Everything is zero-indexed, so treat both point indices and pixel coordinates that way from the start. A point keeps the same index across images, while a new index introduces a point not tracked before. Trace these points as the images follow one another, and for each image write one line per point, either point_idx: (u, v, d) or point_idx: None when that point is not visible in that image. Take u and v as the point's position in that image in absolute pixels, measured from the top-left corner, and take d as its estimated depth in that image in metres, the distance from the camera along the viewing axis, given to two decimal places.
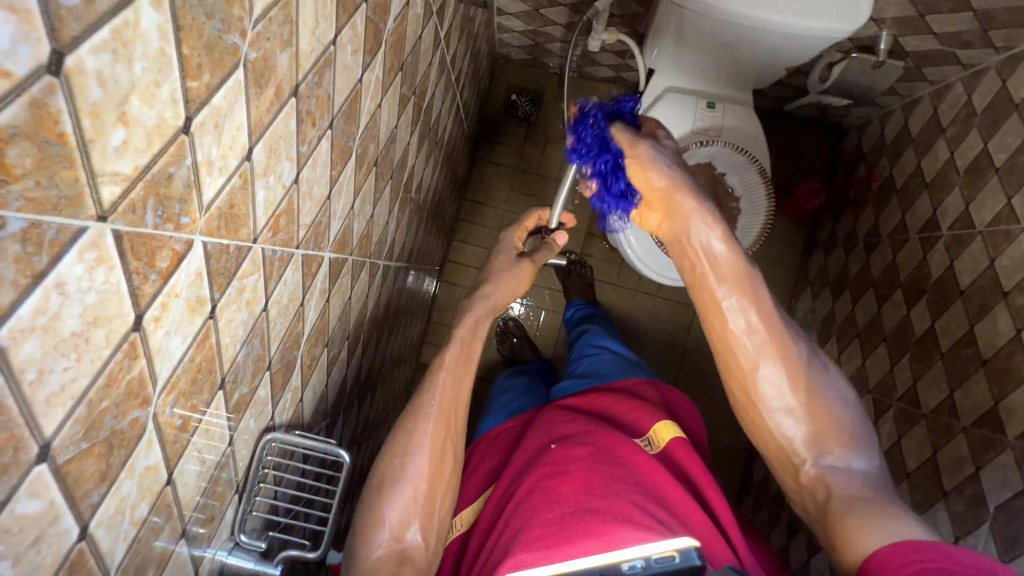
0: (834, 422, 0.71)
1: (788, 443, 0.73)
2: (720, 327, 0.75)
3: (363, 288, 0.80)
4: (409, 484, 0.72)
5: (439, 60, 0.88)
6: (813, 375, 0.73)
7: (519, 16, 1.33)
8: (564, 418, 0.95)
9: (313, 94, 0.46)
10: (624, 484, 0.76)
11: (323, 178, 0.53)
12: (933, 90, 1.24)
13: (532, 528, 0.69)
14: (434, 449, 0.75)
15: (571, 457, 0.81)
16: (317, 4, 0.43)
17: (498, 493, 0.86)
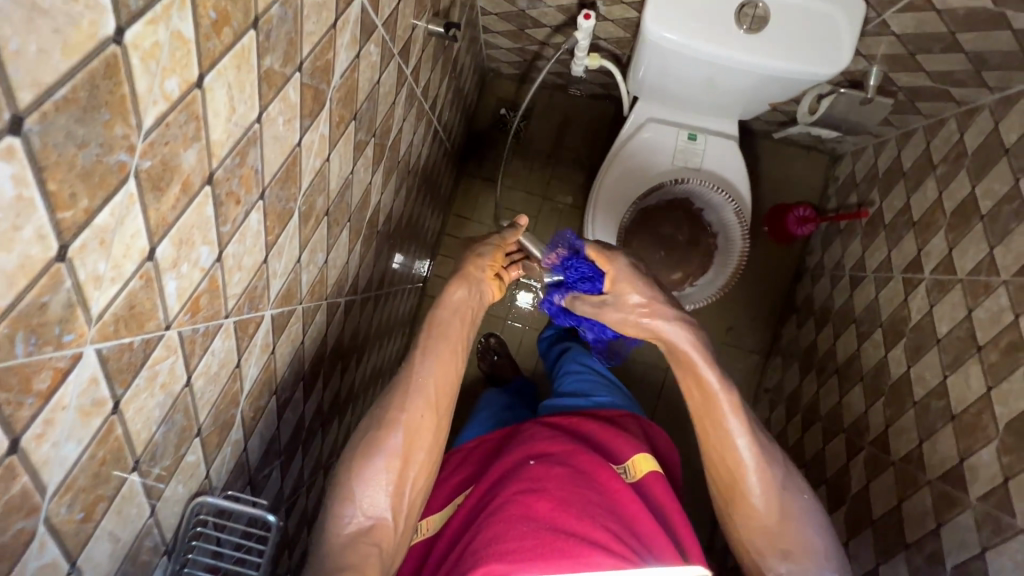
0: (807, 542, 0.76)
1: (761, 556, 0.78)
2: (712, 445, 0.80)
3: (320, 330, 0.80)
4: (385, 464, 0.72)
5: (407, 96, 0.87)
6: (787, 495, 0.78)
7: (505, 34, 1.30)
8: (546, 433, 0.94)
9: (234, 176, 0.45)
10: (599, 509, 0.76)
11: (255, 248, 0.53)
12: (927, 124, 1.21)
13: (506, 540, 0.70)
14: (409, 434, 0.74)
15: (548, 476, 0.81)
16: (233, 91, 0.42)
17: (473, 498, 0.86)
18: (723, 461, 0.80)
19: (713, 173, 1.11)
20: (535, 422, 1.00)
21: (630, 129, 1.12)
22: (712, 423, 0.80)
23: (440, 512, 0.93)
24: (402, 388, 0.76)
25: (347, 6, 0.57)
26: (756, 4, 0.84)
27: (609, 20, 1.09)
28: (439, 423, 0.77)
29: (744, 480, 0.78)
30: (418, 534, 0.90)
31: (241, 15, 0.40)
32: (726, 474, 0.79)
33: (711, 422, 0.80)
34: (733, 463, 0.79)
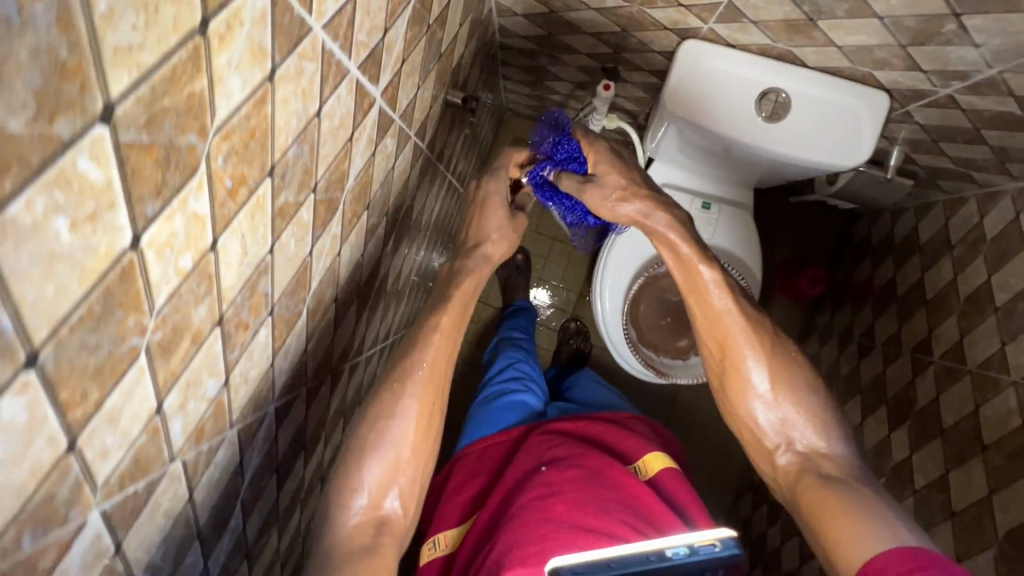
0: (807, 405, 0.73)
1: (759, 430, 0.74)
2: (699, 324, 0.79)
3: (322, 400, 0.81)
4: (392, 435, 0.66)
5: (421, 166, 0.88)
6: (783, 359, 0.75)
7: (525, 82, 1.30)
8: (552, 440, 0.93)
9: (243, 308, 0.46)
10: (617, 508, 0.75)
11: (262, 358, 0.54)
12: (947, 199, 1.19)
13: (528, 544, 0.69)
14: (423, 420, 0.68)
15: (561, 479, 0.80)
16: (247, 236, 0.43)
17: (488, 512, 0.83)
18: (711, 334, 0.78)
19: (724, 248, 1.09)
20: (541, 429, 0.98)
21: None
22: (698, 297, 0.78)
23: (456, 526, 0.89)
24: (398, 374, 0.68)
25: (364, 118, 0.57)
26: (778, 92, 0.85)
27: (630, 82, 1.08)
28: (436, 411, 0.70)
29: (736, 348, 0.75)
30: (432, 551, 0.88)
31: (258, 173, 0.40)
32: (715, 344, 0.78)
33: (697, 296, 0.79)
34: (722, 331, 0.77)
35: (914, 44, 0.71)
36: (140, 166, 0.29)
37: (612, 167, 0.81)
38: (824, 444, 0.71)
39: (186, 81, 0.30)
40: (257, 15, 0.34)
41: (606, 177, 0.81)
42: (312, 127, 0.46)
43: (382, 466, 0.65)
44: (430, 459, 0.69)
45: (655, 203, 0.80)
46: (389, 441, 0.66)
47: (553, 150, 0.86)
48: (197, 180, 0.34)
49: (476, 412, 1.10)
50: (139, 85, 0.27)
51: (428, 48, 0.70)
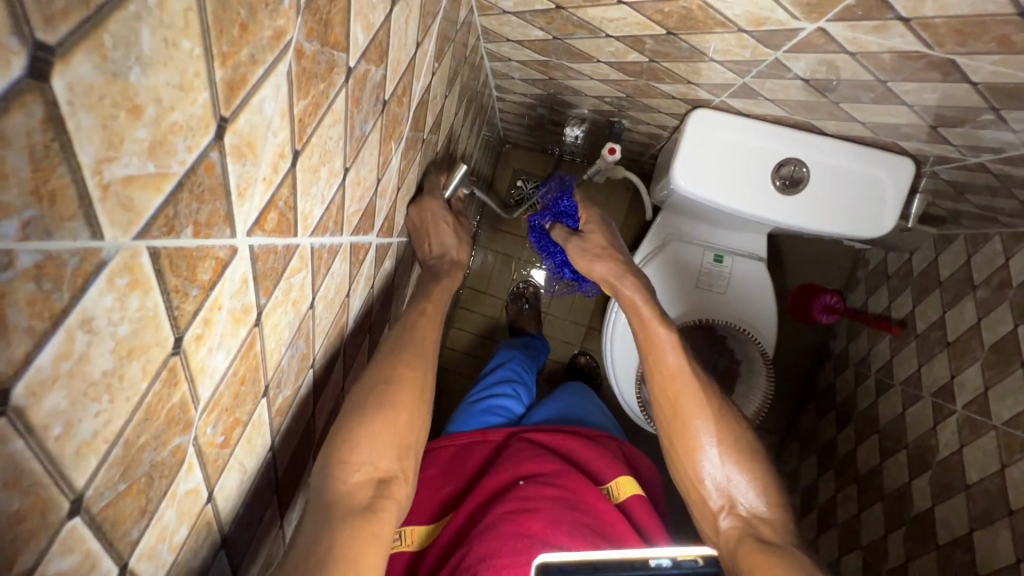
0: (758, 467, 0.59)
1: (703, 488, 0.60)
2: (646, 367, 0.66)
3: None
4: (374, 399, 0.56)
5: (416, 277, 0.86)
6: (731, 413, 0.62)
7: (525, 123, 1.26)
8: (528, 451, 0.80)
9: (245, 516, 0.44)
10: (593, 535, 0.64)
11: (269, 532, 0.52)
12: (968, 233, 1.15)
13: (502, 554, 0.59)
14: (411, 388, 0.58)
15: (538, 495, 0.69)
16: (244, 458, 0.40)
17: (457, 520, 0.72)
18: (659, 384, 0.64)
19: (738, 301, 1.05)
20: (518, 438, 0.85)
21: (651, 240, 1.07)
22: (651, 354, 0.66)
23: (427, 523, 0.77)
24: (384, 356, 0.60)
25: (360, 265, 0.54)
26: (797, 164, 0.80)
27: (636, 133, 1.03)
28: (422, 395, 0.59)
29: (684, 405, 0.62)
30: (397, 544, 0.74)
31: (250, 407, 0.37)
32: (662, 400, 0.64)
33: (650, 353, 0.66)
34: (671, 386, 0.63)
35: (945, 125, 0.66)
36: (122, 509, 0.26)
37: (599, 227, 0.78)
38: (770, 509, 0.57)
39: (163, 404, 0.27)
40: (237, 286, 0.30)
41: (590, 236, 0.77)
42: (306, 320, 0.43)
43: (377, 431, 0.54)
44: (423, 427, 0.59)
45: (625, 266, 0.73)
46: (387, 406, 0.56)
47: (555, 204, 0.89)
48: (185, 466, 0.31)
49: (453, 413, 1.03)
50: (114, 449, 0.24)
51: (424, 156, 0.66)
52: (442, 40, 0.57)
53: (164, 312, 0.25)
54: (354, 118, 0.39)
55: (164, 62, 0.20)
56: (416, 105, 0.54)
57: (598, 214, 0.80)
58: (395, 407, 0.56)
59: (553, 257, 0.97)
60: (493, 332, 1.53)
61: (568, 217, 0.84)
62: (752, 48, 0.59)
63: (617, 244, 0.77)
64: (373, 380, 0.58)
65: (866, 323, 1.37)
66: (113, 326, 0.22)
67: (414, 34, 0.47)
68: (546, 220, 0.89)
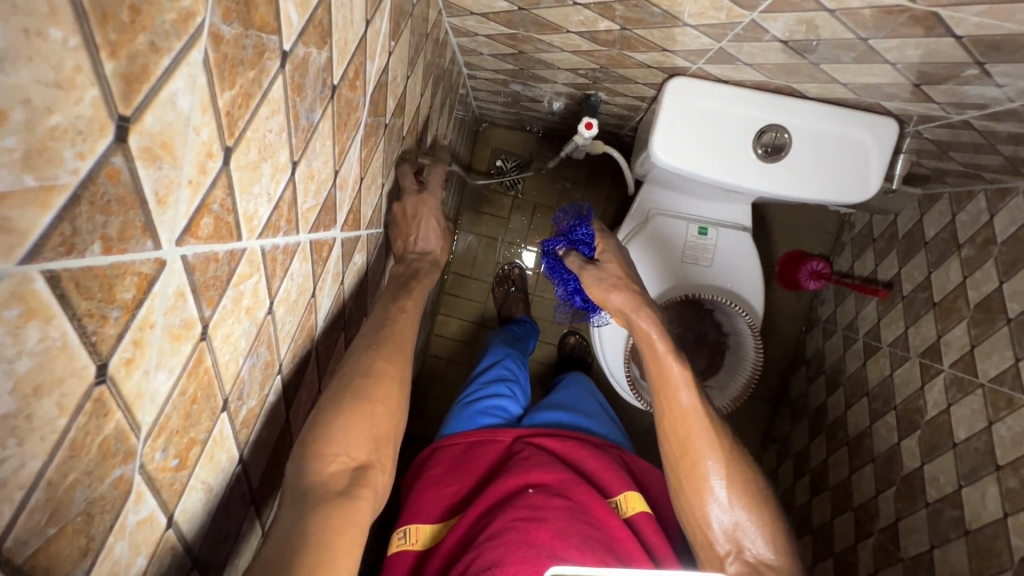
0: (763, 515, 0.66)
1: (712, 531, 0.66)
2: (661, 407, 0.71)
3: None
4: (358, 405, 0.53)
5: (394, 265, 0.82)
6: (740, 461, 0.69)
7: (500, 101, 1.21)
8: (539, 457, 0.80)
9: (217, 528, 0.42)
10: (600, 549, 0.65)
11: (247, 544, 0.50)
12: (953, 192, 1.14)
13: (507, 564, 0.60)
14: (388, 376, 0.57)
15: (548, 504, 0.69)
16: (205, 478, 0.38)
17: (463, 524, 0.71)
18: (674, 427, 0.70)
19: (724, 274, 1.03)
20: (524, 441, 0.85)
21: (637, 214, 1.05)
22: (665, 394, 0.71)
23: (432, 523, 0.76)
24: (374, 341, 0.59)
25: (325, 263, 0.51)
26: (779, 130, 0.77)
27: (613, 106, 1.00)
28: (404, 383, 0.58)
29: (699, 450, 0.68)
30: (401, 543, 0.75)
31: (207, 424, 0.35)
32: (677, 444, 0.69)
33: (663, 393, 0.71)
34: (686, 430, 0.69)
35: (930, 83, 0.64)
36: (56, 553, 0.24)
37: (616, 257, 0.79)
38: (771, 554, 0.65)
39: (92, 437, 0.25)
40: (171, 301, 0.28)
41: (607, 263, 0.78)
42: (265, 326, 0.41)
43: (352, 424, 0.52)
44: (401, 418, 0.57)
45: (641, 297, 0.74)
46: (365, 399, 0.54)
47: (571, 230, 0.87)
48: (135, 494, 0.29)
49: (449, 413, 1.01)
50: (34, 494, 0.22)
51: (389, 144, 0.63)
52: (397, 17, 0.53)
53: (77, 339, 0.22)
54: (296, 108, 0.36)
55: (28, 55, 0.17)
56: (372, 89, 0.51)
57: (615, 244, 0.81)
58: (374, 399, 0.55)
59: (565, 284, 0.94)
60: (482, 317, 1.51)
61: (586, 246, 0.83)
62: (727, 9, 0.56)
63: (635, 276, 0.78)
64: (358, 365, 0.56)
65: (851, 288, 1.37)
66: (7, 362, 0.19)
67: (362, 11, 0.43)
68: (560, 246, 0.87)
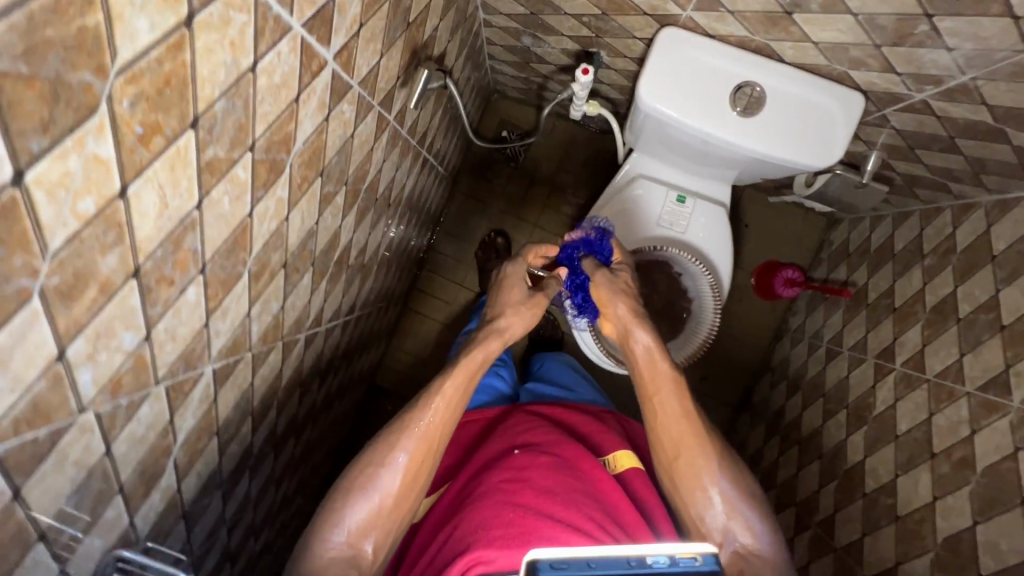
0: (753, 512, 0.82)
1: (707, 524, 0.83)
2: (653, 410, 0.88)
3: (271, 373, 0.81)
4: (373, 502, 0.74)
5: (384, 156, 0.87)
6: (725, 462, 0.85)
7: (510, 63, 1.28)
8: (528, 425, 0.94)
9: (166, 262, 0.45)
10: (585, 499, 0.76)
11: (192, 318, 0.53)
12: (923, 209, 1.20)
13: (495, 528, 0.70)
14: (409, 469, 0.77)
15: (533, 464, 0.82)
16: (164, 189, 0.42)
17: (455, 488, 0.86)
18: (667, 428, 0.87)
19: (696, 242, 1.09)
20: (517, 412, 1.00)
21: (616, 197, 1.10)
22: (658, 399, 0.88)
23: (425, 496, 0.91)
24: None
25: (313, 79, 0.56)
26: (752, 86, 0.83)
27: (613, 69, 1.07)
28: (418, 471, 0.77)
29: (688, 450, 0.85)
30: None
31: (176, 123, 0.39)
32: (670, 445, 0.86)
33: (656, 396, 0.89)
34: (676, 434, 0.86)
35: (889, 45, 0.71)
36: (20, 99, 0.28)
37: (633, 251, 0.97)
38: (757, 545, 0.81)
39: (74, 13, 0.29)
40: None
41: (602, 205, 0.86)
42: (245, 82, 0.45)
43: None
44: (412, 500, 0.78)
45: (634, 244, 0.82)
46: (372, 525, 0.74)
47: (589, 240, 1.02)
48: (97, 121, 0.33)
49: None
50: (15, 12, 0.26)
51: (394, 15, 0.68)
52: None
53: None
54: None
55: None
56: None
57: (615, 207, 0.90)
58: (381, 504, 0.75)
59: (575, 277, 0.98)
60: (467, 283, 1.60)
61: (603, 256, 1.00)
62: None
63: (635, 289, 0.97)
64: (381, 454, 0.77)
65: (822, 291, 1.41)
66: None
67: None
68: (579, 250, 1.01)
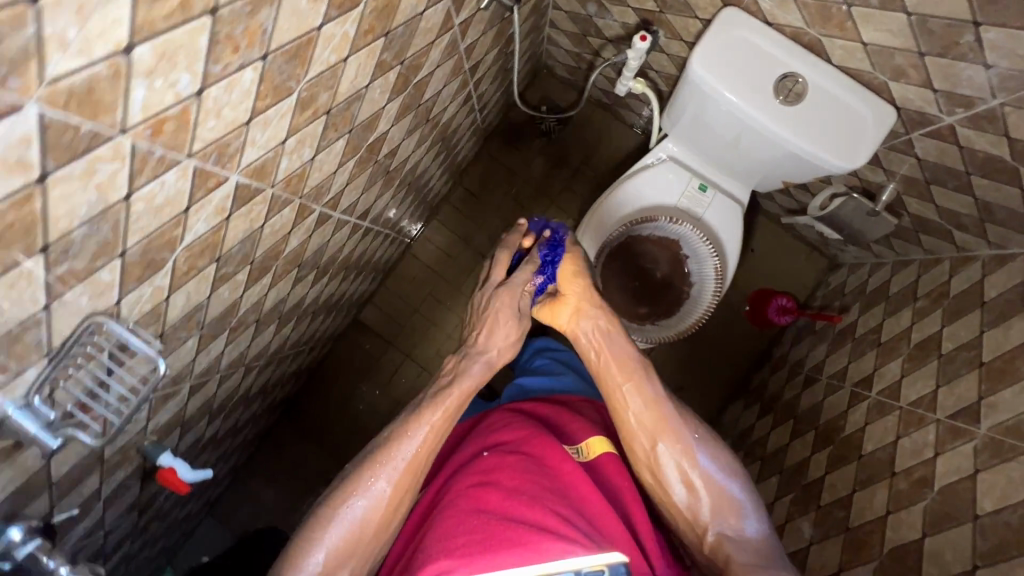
0: (731, 495, 0.83)
1: (692, 510, 0.83)
2: (618, 407, 0.91)
3: (281, 231, 0.82)
4: (348, 529, 0.76)
5: (437, 59, 0.90)
6: (700, 447, 0.86)
7: (568, 35, 1.32)
8: (505, 422, 0.94)
9: (239, 22, 0.47)
10: (553, 498, 0.75)
11: (239, 104, 0.54)
12: (924, 258, 1.24)
13: (458, 536, 0.69)
14: (388, 498, 0.79)
15: (501, 465, 0.80)
16: None
17: (428, 495, 0.85)
18: (635, 420, 0.89)
19: (710, 228, 1.11)
20: (500, 410, 1.02)
21: (612, 214, 1.13)
22: (624, 394, 0.91)
23: None
24: None
25: None
26: (795, 78, 0.88)
27: (665, 52, 1.12)
28: (396, 501, 0.79)
29: (659, 438, 0.86)
30: None
31: None
32: (643, 437, 0.88)
33: (622, 391, 0.91)
34: (647, 424, 0.88)
35: (933, 54, 0.77)
36: None
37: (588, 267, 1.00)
38: (744, 527, 0.81)
39: None
40: None
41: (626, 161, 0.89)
42: None
43: None
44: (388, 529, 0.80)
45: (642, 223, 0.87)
46: (347, 551, 0.75)
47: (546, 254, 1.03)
48: None
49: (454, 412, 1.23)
50: None
51: None
52: None
53: None
54: None
55: None
56: None
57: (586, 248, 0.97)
58: (359, 533, 0.76)
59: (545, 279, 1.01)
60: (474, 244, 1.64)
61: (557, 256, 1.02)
62: None
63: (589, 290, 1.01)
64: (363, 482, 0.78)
65: (815, 317, 1.44)
66: None
67: None
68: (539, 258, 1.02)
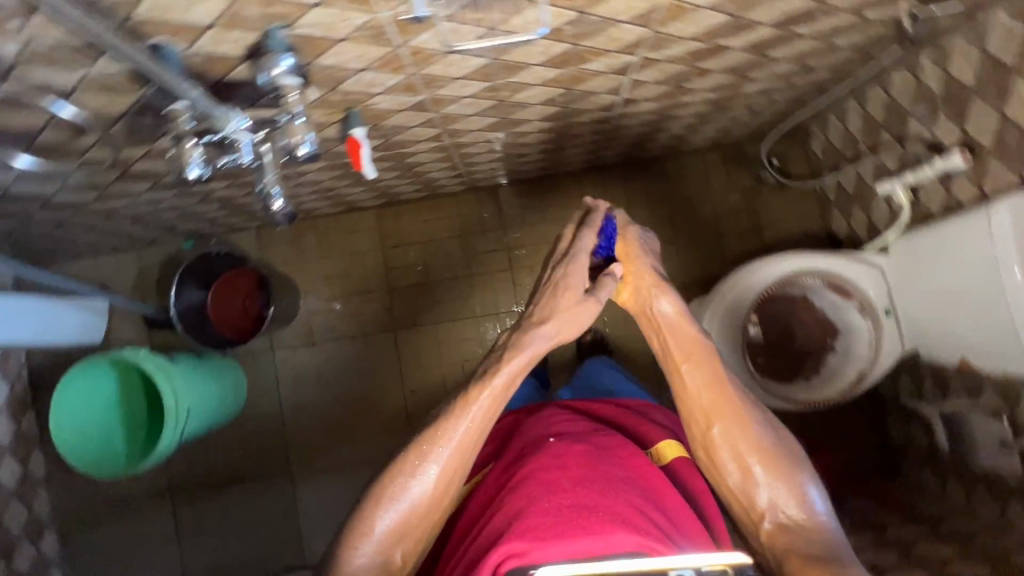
0: (797, 482, 0.79)
1: (747, 492, 0.80)
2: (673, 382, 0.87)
3: (609, 43, 0.84)
4: (404, 509, 0.76)
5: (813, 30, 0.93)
6: (759, 427, 0.82)
7: (866, 118, 1.34)
8: (559, 418, 0.91)
9: None
10: (627, 488, 0.71)
11: None
12: (994, 520, 1.17)
13: (528, 517, 0.66)
14: (444, 475, 0.78)
15: (570, 452, 0.77)
16: None
17: (487, 479, 0.82)
18: (689, 398, 0.85)
19: (872, 344, 1.23)
20: (551, 405, 0.97)
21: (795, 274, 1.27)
22: (677, 370, 0.87)
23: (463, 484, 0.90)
24: None
25: None
26: None
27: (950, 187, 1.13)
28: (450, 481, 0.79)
29: (711, 420, 0.83)
30: None
31: None
32: (697, 417, 0.84)
33: (676, 367, 0.87)
34: (699, 404, 0.84)
35: None
36: None
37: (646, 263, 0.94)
38: (802, 514, 0.77)
39: None
40: None
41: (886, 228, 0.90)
42: None
43: None
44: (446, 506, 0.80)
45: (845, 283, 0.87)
46: (407, 528, 0.76)
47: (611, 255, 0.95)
48: None
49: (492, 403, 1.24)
50: None
51: None
52: None
53: None
54: None
55: None
56: None
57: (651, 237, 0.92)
58: (422, 512, 0.77)
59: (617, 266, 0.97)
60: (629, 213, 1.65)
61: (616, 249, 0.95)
62: None
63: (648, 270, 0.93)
64: (419, 462, 0.77)
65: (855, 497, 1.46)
66: None
67: None
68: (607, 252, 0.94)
